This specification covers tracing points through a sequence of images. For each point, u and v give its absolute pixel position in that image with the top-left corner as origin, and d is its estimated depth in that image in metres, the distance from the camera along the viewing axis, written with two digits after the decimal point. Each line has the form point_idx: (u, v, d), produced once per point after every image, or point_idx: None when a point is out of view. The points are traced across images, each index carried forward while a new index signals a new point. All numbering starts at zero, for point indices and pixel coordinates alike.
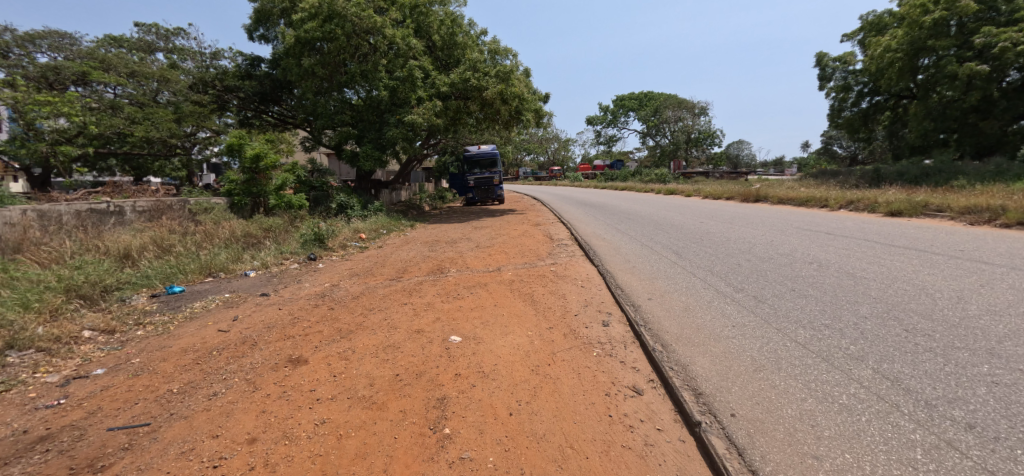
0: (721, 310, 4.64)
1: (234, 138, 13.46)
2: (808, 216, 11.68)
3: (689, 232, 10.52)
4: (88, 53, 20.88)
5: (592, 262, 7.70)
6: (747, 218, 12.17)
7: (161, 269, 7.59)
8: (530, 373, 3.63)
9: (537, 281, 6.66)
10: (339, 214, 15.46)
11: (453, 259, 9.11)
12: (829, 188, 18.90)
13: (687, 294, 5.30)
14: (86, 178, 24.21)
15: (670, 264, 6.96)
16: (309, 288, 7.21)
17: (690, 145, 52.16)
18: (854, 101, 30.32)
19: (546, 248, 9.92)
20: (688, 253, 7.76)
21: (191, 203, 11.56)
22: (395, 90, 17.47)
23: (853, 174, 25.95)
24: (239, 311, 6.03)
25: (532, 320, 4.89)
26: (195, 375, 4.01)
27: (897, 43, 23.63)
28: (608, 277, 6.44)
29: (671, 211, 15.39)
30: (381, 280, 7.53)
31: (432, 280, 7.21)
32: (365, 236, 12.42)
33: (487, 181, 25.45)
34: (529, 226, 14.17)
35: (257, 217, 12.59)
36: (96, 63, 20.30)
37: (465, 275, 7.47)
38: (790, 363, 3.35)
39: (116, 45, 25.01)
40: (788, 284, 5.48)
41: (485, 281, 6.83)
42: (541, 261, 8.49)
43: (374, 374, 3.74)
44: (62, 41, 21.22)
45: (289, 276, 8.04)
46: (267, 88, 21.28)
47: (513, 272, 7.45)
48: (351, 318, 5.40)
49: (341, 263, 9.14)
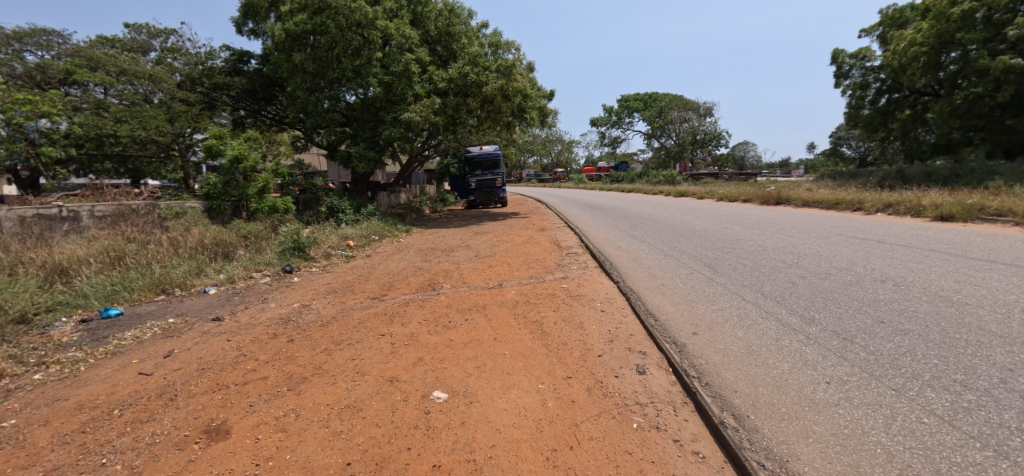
0: (798, 354, 3.44)
1: (214, 138, 12.25)
2: (848, 222, 10.41)
3: (715, 239, 9.28)
4: (76, 51, 19.99)
5: (611, 276, 6.51)
6: (778, 223, 10.90)
7: (101, 286, 6.46)
8: (543, 467, 2.46)
9: (547, 303, 5.45)
10: (329, 219, 14.32)
11: (448, 271, 7.92)
12: (855, 189, 17.58)
13: (743, 326, 4.09)
14: (78, 182, 23.32)
15: (708, 280, 5.76)
16: (273, 309, 6.03)
17: (697, 146, 50.82)
18: (871, 98, 28.97)
19: (554, 258, 8.73)
20: (724, 266, 6.53)
21: (160, 208, 10.47)
22: (390, 86, 16.34)
23: (875, 174, 24.66)
24: (177, 344, 4.88)
25: (543, 365, 3.69)
26: (68, 458, 2.88)
27: (922, 37, 22.24)
28: (634, 298, 5.24)
29: (687, 215, 14.15)
30: (362, 299, 6.36)
31: (420, 300, 6.02)
32: (354, 243, 11.30)
33: (489, 183, 24.28)
34: (534, 232, 12.97)
35: (236, 223, 11.48)
36: (82, 62, 19.43)
37: (461, 294, 6.27)
38: (949, 466, 2.16)
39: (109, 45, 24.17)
40: (871, 313, 4.26)
41: (483, 303, 5.63)
42: (550, 275, 7.28)
43: (315, 464, 2.59)
44: (49, 39, 20.33)
45: (256, 293, 6.88)
46: (257, 86, 20.19)
47: (517, 290, 6.27)
48: (310, 356, 4.22)
49: (319, 277, 7.96)
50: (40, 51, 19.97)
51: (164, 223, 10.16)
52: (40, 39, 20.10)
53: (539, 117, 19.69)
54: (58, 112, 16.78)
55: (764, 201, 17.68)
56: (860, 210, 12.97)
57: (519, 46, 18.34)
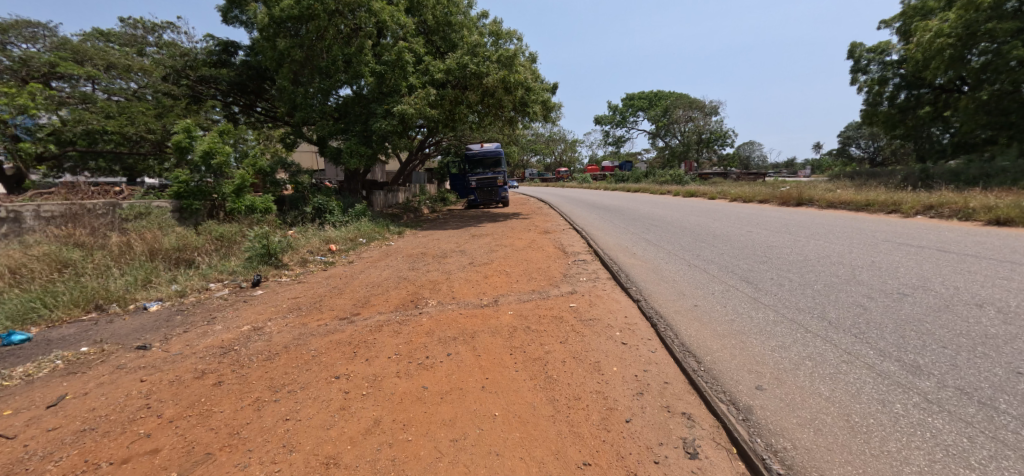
0: (925, 435, 2.33)
1: (183, 134, 11.47)
2: (889, 227, 9.27)
3: (744, 245, 8.12)
4: (64, 43, 18.63)
5: (627, 293, 5.42)
6: (810, 227, 9.73)
7: (15, 304, 5.39)
8: None
9: (552, 330, 4.35)
10: (315, 220, 13.27)
11: (436, 283, 6.79)
12: (882, 189, 16.33)
13: (823, 377, 2.97)
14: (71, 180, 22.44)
15: (750, 301, 4.66)
16: (216, 334, 4.91)
17: (703, 146, 49.51)
18: (890, 95, 27.62)
19: (560, 267, 7.59)
20: (766, 283, 5.39)
21: (121, 208, 9.44)
22: (382, 77, 15.22)
23: (896, 174, 23.39)
24: (74, 385, 3.80)
25: (546, 440, 2.60)
26: None
27: (949, 27, 20.78)
28: (663, 328, 4.13)
29: (704, 217, 12.97)
30: (328, 321, 5.24)
31: (395, 324, 4.89)
32: (337, 247, 10.19)
33: (490, 182, 23.16)
34: (536, 235, 11.84)
35: (208, 224, 10.41)
36: (67, 54, 17.79)
37: (446, 315, 5.16)
38: None
39: (105, 39, 22.49)
40: (994, 358, 3.14)
41: (473, 330, 4.49)
42: (555, 289, 6.13)
43: None
44: (34, 31, 18.85)
45: (204, 310, 5.76)
46: (245, 79, 19.07)
47: (516, 310, 5.15)
48: (232, 412, 3.14)
49: (288, 289, 6.85)
50: (27, 44, 18.67)
51: (124, 225, 9.10)
52: (27, 31, 18.70)
53: (543, 112, 18.52)
54: (36, 106, 15.31)
55: (783, 202, 16.46)
56: (897, 212, 11.76)
57: (521, 35, 17.18)
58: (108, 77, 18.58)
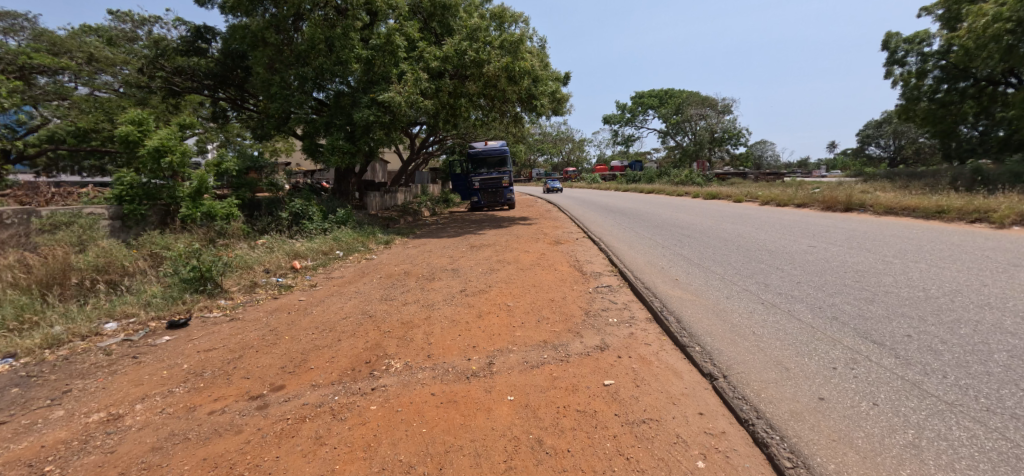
0: None
1: (131, 126, 9.55)
2: (998, 243, 7.26)
3: (821, 269, 6.16)
4: (41, 34, 16.87)
5: (692, 360, 3.55)
6: (893, 243, 7.72)
7: None
8: None
9: (585, 454, 2.48)
10: (291, 227, 11.51)
11: (413, 323, 4.93)
12: (947, 192, 14.04)
13: None
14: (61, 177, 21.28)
15: (914, 394, 2.78)
16: (41, 433, 3.15)
17: (716, 145, 46.74)
18: (929, 88, 25.06)
19: (578, 299, 5.68)
20: (905, 347, 3.48)
21: (37, 220, 7.87)
22: (369, 63, 13.33)
23: (941, 175, 21.09)
24: None
25: None
26: None
27: (1008, 10, 17.98)
28: (788, 463, 2.26)
29: (746, 226, 10.94)
30: (230, 403, 3.42)
31: (326, 421, 3.05)
32: (304, 263, 8.37)
33: (495, 183, 21.27)
34: (546, 246, 10.00)
35: (148, 237, 8.70)
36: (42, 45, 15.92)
37: (413, 398, 3.30)
38: None
39: (89, 31, 19.72)
40: None
41: (447, 447, 2.62)
42: (576, 343, 4.24)
43: None
44: (14, 23, 17.57)
45: (64, 376, 3.99)
46: (228, 71, 17.14)
47: (520, 393, 3.26)
48: None
49: (209, 332, 5.04)
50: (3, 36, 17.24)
51: (36, 239, 7.47)
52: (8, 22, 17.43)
53: (552, 106, 16.61)
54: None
55: (827, 207, 14.19)
56: (987, 221, 9.63)
57: (527, 18, 15.26)
58: (90, 71, 16.81)
